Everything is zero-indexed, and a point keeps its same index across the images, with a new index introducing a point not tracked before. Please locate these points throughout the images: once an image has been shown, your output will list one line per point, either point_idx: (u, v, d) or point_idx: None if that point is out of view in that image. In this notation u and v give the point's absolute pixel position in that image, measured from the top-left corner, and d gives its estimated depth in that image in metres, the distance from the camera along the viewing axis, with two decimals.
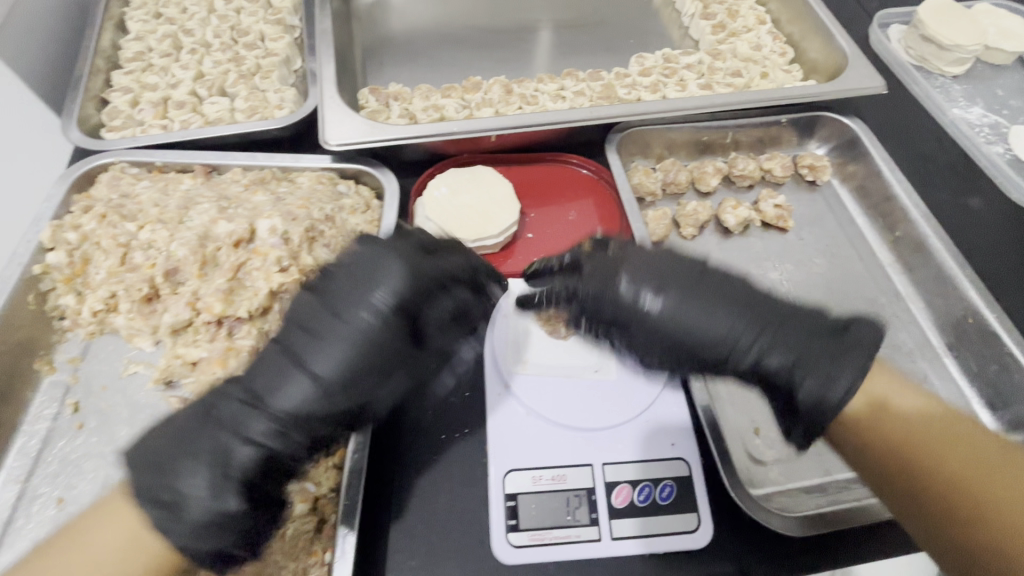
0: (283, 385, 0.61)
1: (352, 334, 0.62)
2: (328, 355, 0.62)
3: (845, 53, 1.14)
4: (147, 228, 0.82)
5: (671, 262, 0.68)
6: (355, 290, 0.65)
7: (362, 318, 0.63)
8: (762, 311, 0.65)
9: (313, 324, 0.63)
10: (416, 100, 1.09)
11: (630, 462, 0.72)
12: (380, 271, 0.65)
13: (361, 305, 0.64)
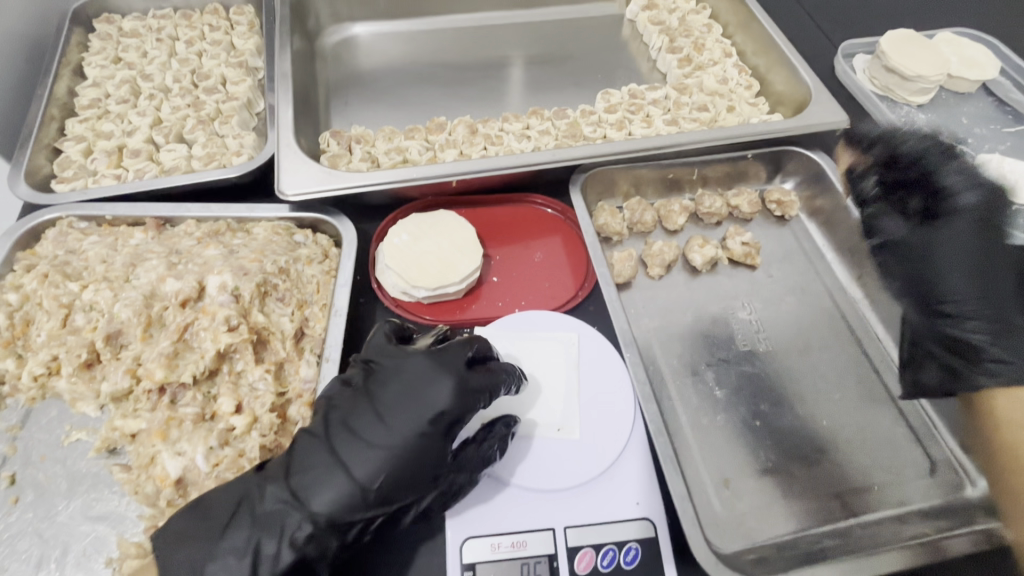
0: (321, 492, 0.61)
1: (395, 449, 0.63)
2: (370, 470, 0.62)
3: (808, 87, 1.14)
4: (92, 287, 0.79)
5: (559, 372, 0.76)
6: (406, 401, 0.65)
7: (405, 436, 0.63)
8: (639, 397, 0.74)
9: (358, 434, 0.64)
10: (379, 142, 1.08)
11: (593, 524, 0.69)
12: (440, 384, 0.65)
13: (413, 421, 0.64)
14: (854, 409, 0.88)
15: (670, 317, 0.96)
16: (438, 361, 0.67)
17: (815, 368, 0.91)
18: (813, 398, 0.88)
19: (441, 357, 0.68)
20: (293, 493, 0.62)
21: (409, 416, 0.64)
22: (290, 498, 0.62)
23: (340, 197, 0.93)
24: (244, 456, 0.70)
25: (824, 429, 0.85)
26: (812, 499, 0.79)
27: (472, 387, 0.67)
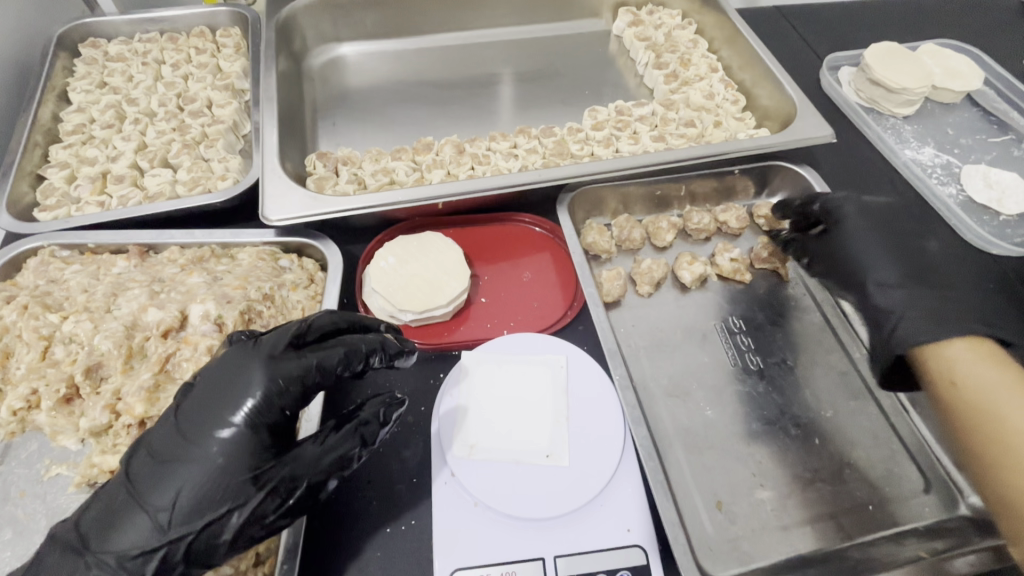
0: (126, 527, 0.58)
1: (194, 462, 0.59)
2: (171, 488, 0.58)
3: (794, 102, 1.15)
4: (72, 318, 0.78)
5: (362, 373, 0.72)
6: (205, 409, 0.62)
7: (202, 445, 0.60)
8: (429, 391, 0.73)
9: (161, 454, 0.61)
10: (366, 163, 1.08)
11: (582, 552, 0.68)
12: (240, 381, 0.62)
13: (210, 429, 0.61)
14: (847, 426, 0.87)
15: (661, 335, 0.95)
16: (243, 357, 0.64)
17: (806, 385, 0.91)
18: (805, 416, 0.87)
19: (245, 353, 0.65)
20: (94, 536, 0.58)
21: (211, 426, 0.60)
22: (83, 544, 0.58)
23: (326, 221, 0.92)
24: None
25: (816, 447, 0.84)
26: (806, 520, 0.78)
27: (277, 383, 0.62)
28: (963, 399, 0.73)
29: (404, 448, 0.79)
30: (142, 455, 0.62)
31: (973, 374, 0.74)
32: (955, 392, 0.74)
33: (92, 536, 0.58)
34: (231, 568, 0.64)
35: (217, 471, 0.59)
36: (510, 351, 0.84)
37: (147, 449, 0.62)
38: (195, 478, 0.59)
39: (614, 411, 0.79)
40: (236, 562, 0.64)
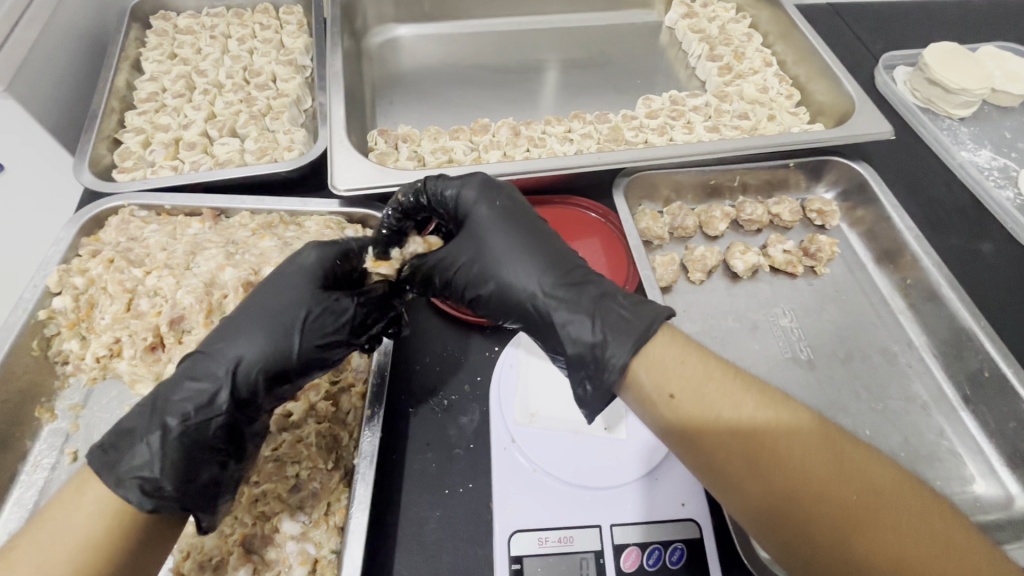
0: (205, 359, 0.64)
1: (504, 276, 0.70)
2: (263, 325, 0.66)
3: (852, 98, 1.13)
4: (154, 274, 0.83)
5: (520, 225, 0.73)
6: (492, 238, 0.72)
7: (525, 265, 0.70)
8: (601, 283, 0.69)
9: (265, 306, 0.67)
10: (425, 141, 1.11)
11: (638, 523, 0.70)
12: (483, 212, 0.73)
13: (495, 248, 0.71)
14: (897, 421, 0.87)
15: (710, 322, 0.97)
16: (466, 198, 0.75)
17: (857, 378, 0.91)
18: (855, 409, 0.88)
19: (527, 211, 0.75)
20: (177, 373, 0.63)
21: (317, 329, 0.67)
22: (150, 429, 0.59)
23: (388, 194, 0.94)
24: (300, 441, 0.71)
25: (867, 440, 0.85)
26: None
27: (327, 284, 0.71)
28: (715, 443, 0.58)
29: (461, 414, 0.82)
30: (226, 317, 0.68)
31: (697, 395, 0.59)
32: (686, 433, 0.59)
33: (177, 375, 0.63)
34: (306, 516, 0.67)
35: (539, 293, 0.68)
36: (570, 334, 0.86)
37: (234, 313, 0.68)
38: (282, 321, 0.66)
39: None
40: (311, 511, 0.68)
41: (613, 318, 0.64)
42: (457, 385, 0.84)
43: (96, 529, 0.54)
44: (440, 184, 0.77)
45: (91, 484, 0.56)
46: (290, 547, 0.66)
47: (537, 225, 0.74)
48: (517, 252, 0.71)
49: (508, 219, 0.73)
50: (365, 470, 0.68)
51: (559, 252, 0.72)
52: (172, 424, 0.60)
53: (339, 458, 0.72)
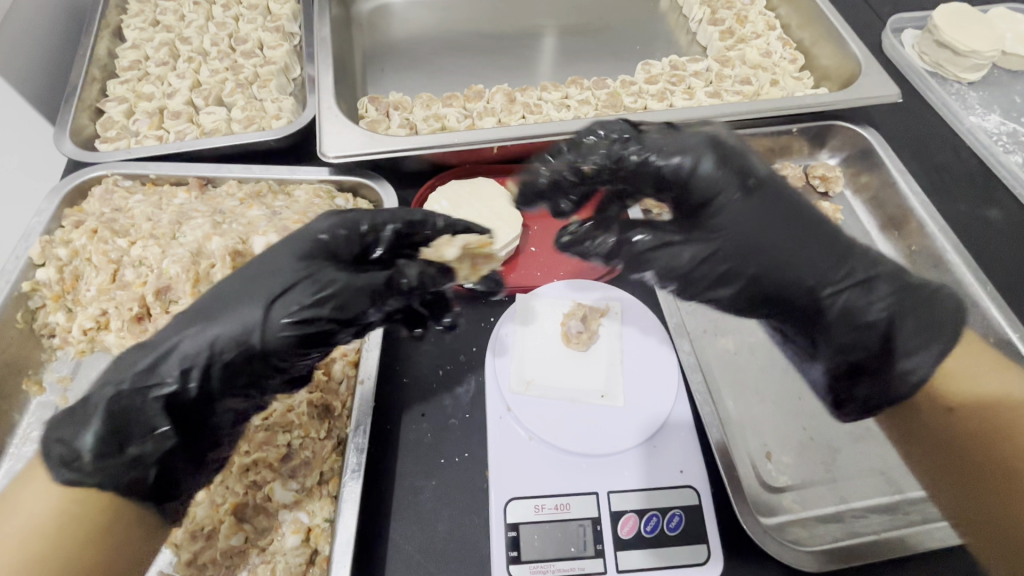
0: (235, 326, 0.59)
1: (768, 244, 0.70)
2: (286, 328, 0.59)
3: (859, 61, 1.10)
4: (139, 244, 0.81)
5: (813, 215, 0.73)
6: (743, 226, 0.69)
7: (811, 260, 0.71)
8: (821, 230, 0.72)
9: (309, 310, 0.60)
10: (417, 109, 1.08)
11: (635, 490, 0.70)
12: (736, 198, 0.70)
13: (756, 221, 0.70)
14: None
15: None
16: (718, 156, 0.70)
17: None
18: None
19: (784, 189, 0.72)
20: (205, 312, 0.61)
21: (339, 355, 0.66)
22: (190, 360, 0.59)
23: (380, 160, 0.92)
24: (291, 410, 0.70)
25: None
26: (857, 473, 0.76)
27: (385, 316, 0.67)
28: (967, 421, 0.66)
29: (456, 384, 0.80)
30: (284, 285, 0.61)
31: (972, 391, 0.66)
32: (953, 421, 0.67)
33: (203, 314, 0.60)
34: (299, 485, 0.67)
35: (817, 294, 0.71)
36: (585, 350, 0.79)
37: (294, 288, 0.61)
38: (303, 340, 0.60)
39: (668, 359, 0.80)
40: (303, 480, 0.67)
41: (912, 324, 0.69)
42: (452, 354, 0.83)
43: (40, 532, 0.50)
44: (643, 151, 0.71)
45: (40, 481, 0.53)
46: (283, 515, 0.66)
47: (811, 215, 0.72)
48: (788, 225, 0.70)
49: (765, 206, 0.70)
50: (357, 441, 0.68)
51: (837, 236, 0.72)
52: (163, 415, 0.58)
53: (331, 427, 0.71)
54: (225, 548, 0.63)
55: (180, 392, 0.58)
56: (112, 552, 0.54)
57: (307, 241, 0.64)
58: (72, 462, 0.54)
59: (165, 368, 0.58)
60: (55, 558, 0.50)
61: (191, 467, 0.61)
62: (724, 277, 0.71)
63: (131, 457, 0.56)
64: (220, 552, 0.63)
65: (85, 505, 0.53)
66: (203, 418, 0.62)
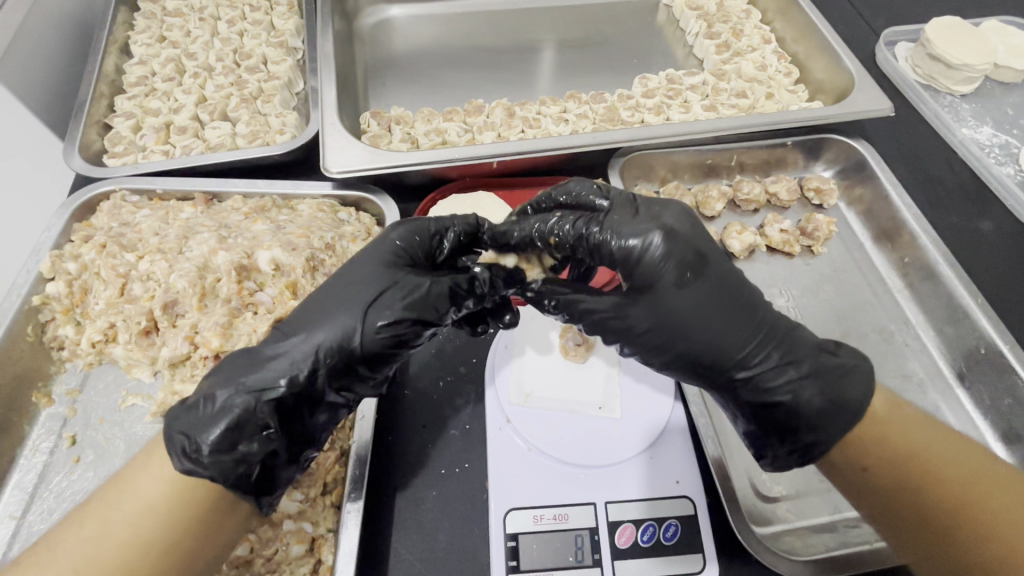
0: (331, 330, 0.62)
1: (686, 324, 0.60)
2: (383, 327, 0.62)
3: (852, 75, 1.12)
4: (147, 258, 0.82)
5: (727, 279, 0.61)
6: (681, 308, 0.60)
7: (715, 330, 0.61)
8: (738, 305, 0.61)
9: (402, 309, 0.63)
10: (418, 124, 1.10)
11: (631, 500, 0.71)
12: (678, 271, 0.59)
13: (660, 296, 0.60)
14: None
15: None
16: (665, 229, 0.59)
17: None
18: None
19: (729, 265, 0.63)
20: (298, 324, 0.64)
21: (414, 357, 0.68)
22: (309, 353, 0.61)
23: (382, 175, 0.94)
24: None
25: None
26: None
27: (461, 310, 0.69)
28: (895, 468, 0.58)
29: (457, 395, 0.82)
30: (372, 292, 0.64)
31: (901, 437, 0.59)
32: (869, 480, 0.59)
33: (298, 325, 0.63)
34: (302, 495, 0.68)
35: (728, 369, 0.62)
36: (582, 362, 0.81)
37: (383, 295, 0.64)
38: (396, 339, 0.63)
39: (664, 371, 0.81)
40: (307, 489, 0.68)
41: (822, 396, 0.60)
42: (453, 366, 0.84)
43: (151, 510, 0.53)
44: (606, 227, 0.61)
45: (155, 463, 0.56)
46: (287, 526, 0.67)
47: (737, 288, 0.62)
48: (711, 307, 0.60)
49: (697, 274, 0.60)
50: (359, 452, 0.69)
51: (765, 316, 0.62)
52: (273, 417, 0.58)
53: (334, 438, 0.73)
54: (231, 558, 0.65)
55: (288, 393, 0.59)
56: (211, 535, 0.55)
57: (386, 252, 0.69)
58: (192, 452, 0.55)
59: (269, 372, 0.60)
60: (161, 537, 0.52)
61: (294, 465, 0.61)
62: (659, 350, 0.62)
63: (240, 453, 0.56)
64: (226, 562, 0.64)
65: (198, 491, 0.55)
66: (306, 419, 0.62)
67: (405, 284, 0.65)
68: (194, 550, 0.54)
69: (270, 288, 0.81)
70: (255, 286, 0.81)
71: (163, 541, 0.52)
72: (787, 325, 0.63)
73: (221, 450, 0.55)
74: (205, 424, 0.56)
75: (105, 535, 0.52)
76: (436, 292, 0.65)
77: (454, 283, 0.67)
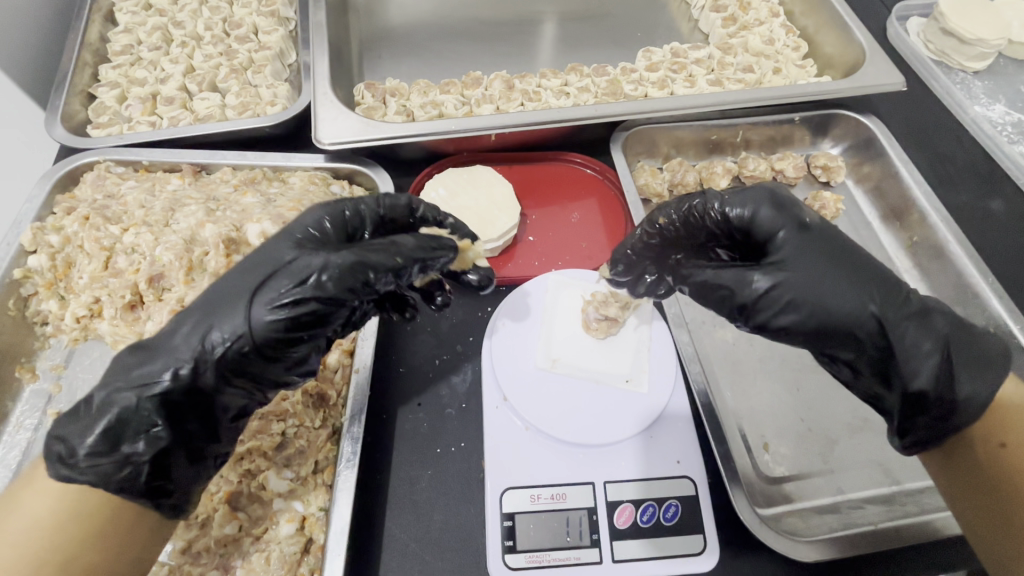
0: (220, 322, 0.57)
1: (822, 292, 0.61)
2: (275, 316, 0.57)
3: (863, 48, 1.08)
4: (132, 231, 0.80)
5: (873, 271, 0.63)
6: (805, 260, 0.62)
7: (846, 290, 0.61)
8: (863, 276, 0.63)
9: (293, 294, 0.57)
10: (414, 96, 1.07)
11: (632, 480, 0.69)
12: (786, 233, 0.63)
13: (804, 258, 0.62)
14: None
15: None
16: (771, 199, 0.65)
17: None
18: None
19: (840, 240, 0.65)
20: (193, 312, 0.59)
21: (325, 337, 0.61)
22: (198, 342, 0.57)
23: (376, 147, 0.90)
24: (286, 398, 0.70)
25: None
26: (851, 463, 0.76)
27: (367, 290, 0.61)
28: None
29: (453, 373, 0.80)
30: (265, 277, 0.59)
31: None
32: (1006, 460, 0.57)
33: (188, 316, 0.59)
34: (293, 473, 0.67)
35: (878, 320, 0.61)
36: (604, 338, 0.80)
37: (276, 277, 0.59)
38: (290, 324, 0.58)
39: (667, 350, 0.79)
40: (298, 468, 0.67)
41: (966, 358, 0.61)
42: (449, 344, 0.82)
43: (39, 528, 0.50)
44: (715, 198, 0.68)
45: (40, 477, 0.53)
46: (278, 504, 0.65)
47: (866, 267, 0.63)
48: (836, 274, 0.62)
49: (824, 250, 0.63)
50: (351, 429, 0.67)
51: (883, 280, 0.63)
52: (158, 413, 0.55)
53: (326, 416, 0.71)
54: (220, 536, 0.63)
55: (171, 390, 0.56)
56: (117, 540, 0.53)
57: (294, 233, 0.63)
58: (68, 458, 0.52)
59: (154, 368, 0.56)
60: (57, 551, 0.50)
61: (188, 459, 0.58)
62: (791, 308, 0.61)
63: (123, 456, 0.53)
64: (215, 540, 0.63)
65: (83, 501, 0.52)
66: (205, 412, 0.59)
67: (302, 266, 0.59)
68: (101, 558, 0.52)
69: None
70: None
71: (59, 556, 0.50)
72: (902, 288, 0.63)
73: (99, 453, 0.52)
74: (87, 428, 0.54)
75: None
76: (339, 275, 0.59)
77: (355, 259, 0.59)
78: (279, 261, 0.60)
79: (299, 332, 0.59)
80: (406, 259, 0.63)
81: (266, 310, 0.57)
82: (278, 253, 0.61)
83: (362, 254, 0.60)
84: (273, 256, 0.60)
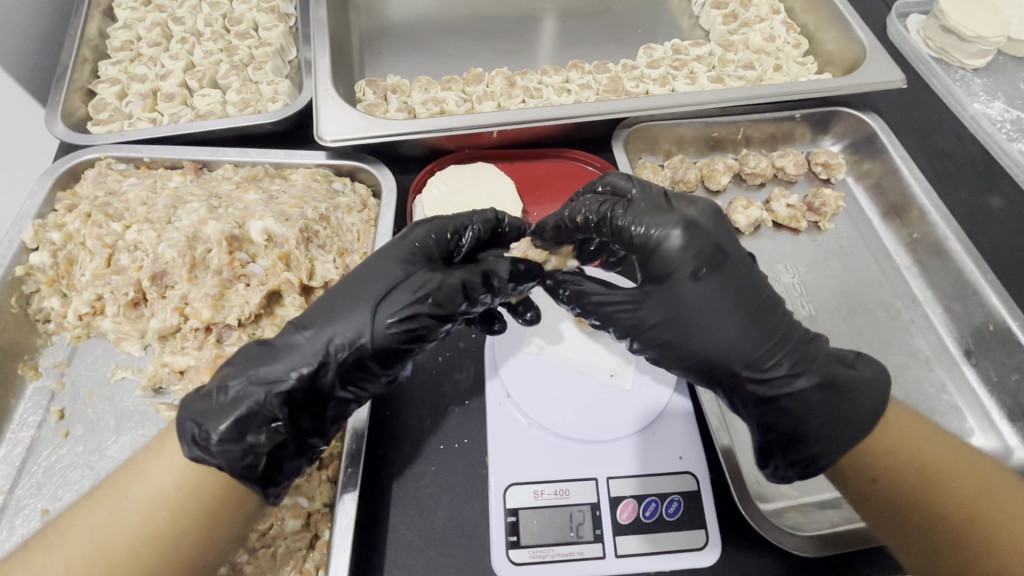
0: (343, 326, 0.60)
1: (700, 339, 0.60)
2: (394, 327, 0.60)
3: (863, 46, 1.08)
4: (134, 228, 0.80)
5: (782, 325, 0.61)
6: (693, 304, 0.60)
7: (729, 327, 0.60)
8: (762, 325, 0.60)
9: (414, 308, 0.61)
10: (415, 93, 1.07)
11: (633, 476, 0.70)
12: (701, 269, 0.60)
13: (692, 297, 0.60)
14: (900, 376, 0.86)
15: None
16: (686, 223, 0.60)
17: (860, 334, 0.90)
18: None
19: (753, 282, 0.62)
20: (311, 318, 0.61)
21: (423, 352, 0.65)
22: (324, 345, 0.59)
23: (378, 145, 0.90)
24: None
25: None
26: None
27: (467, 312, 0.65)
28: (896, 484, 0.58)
29: (457, 369, 0.80)
30: (383, 290, 0.62)
31: (898, 447, 0.58)
32: (880, 485, 0.58)
33: (309, 321, 0.61)
34: None
35: (754, 360, 0.60)
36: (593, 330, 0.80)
37: (396, 291, 0.62)
38: (405, 336, 0.61)
39: None
40: None
41: (834, 412, 0.59)
42: (452, 342, 0.82)
43: (161, 498, 0.53)
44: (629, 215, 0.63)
45: (169, 451, 0.56)
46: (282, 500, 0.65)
47: (767, 316, 0.61)
48: (722, 317, 0.60)
49: (722, 284, 0.60)
50: (356, 426, 0.68)
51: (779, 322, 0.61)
52: (282, 410, 0.57)
53: None
54: None
55: (297, 387, 0.58)
56: (228, 518, 0.55)
57: (403, 250, 0.66)
58: (202, 441, 0.54)
59: (280, 366, 0.58)
60: (176, 523, 0.52)
61: (296, 451, 0.59)
62: (667, 347, 0.62)
63: (248, 445, 0.54)
64: None
65: (211, 477, 0.54)
66: (317, 412, 0.61)
67: (413, 284, 0.62)
68: (208, 536, 0.53)
69: (262, 259, 0.78)
70: (247, 258, 0.79)
71: (175, 531, 0.52)
72: (807, 338, 0.62)
73: (229, 439, 0.54)
74: (217, 414, 0.55)
75: (115, 525, 0.52)
76: (449, 294, 0.63)
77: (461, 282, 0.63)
78: (391, 275, 0.63)
79: (408, 345, 0.62)
80: (502, 283, 0.66)
81: (381, 320, 0.60)
82: (389, 265, 0.64)
83: (468, 278, 0.64)
84: (384, 265, 0.64)
